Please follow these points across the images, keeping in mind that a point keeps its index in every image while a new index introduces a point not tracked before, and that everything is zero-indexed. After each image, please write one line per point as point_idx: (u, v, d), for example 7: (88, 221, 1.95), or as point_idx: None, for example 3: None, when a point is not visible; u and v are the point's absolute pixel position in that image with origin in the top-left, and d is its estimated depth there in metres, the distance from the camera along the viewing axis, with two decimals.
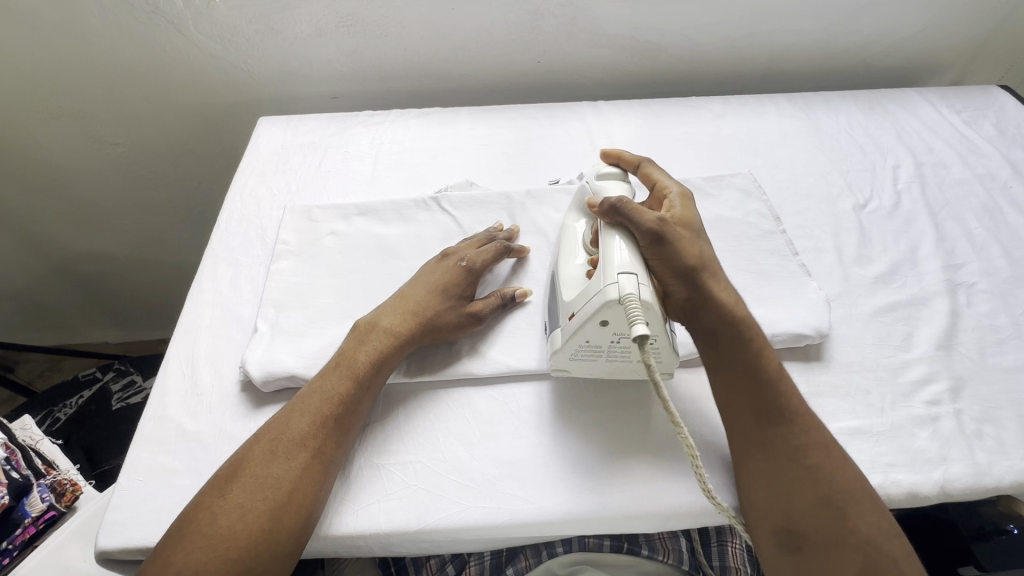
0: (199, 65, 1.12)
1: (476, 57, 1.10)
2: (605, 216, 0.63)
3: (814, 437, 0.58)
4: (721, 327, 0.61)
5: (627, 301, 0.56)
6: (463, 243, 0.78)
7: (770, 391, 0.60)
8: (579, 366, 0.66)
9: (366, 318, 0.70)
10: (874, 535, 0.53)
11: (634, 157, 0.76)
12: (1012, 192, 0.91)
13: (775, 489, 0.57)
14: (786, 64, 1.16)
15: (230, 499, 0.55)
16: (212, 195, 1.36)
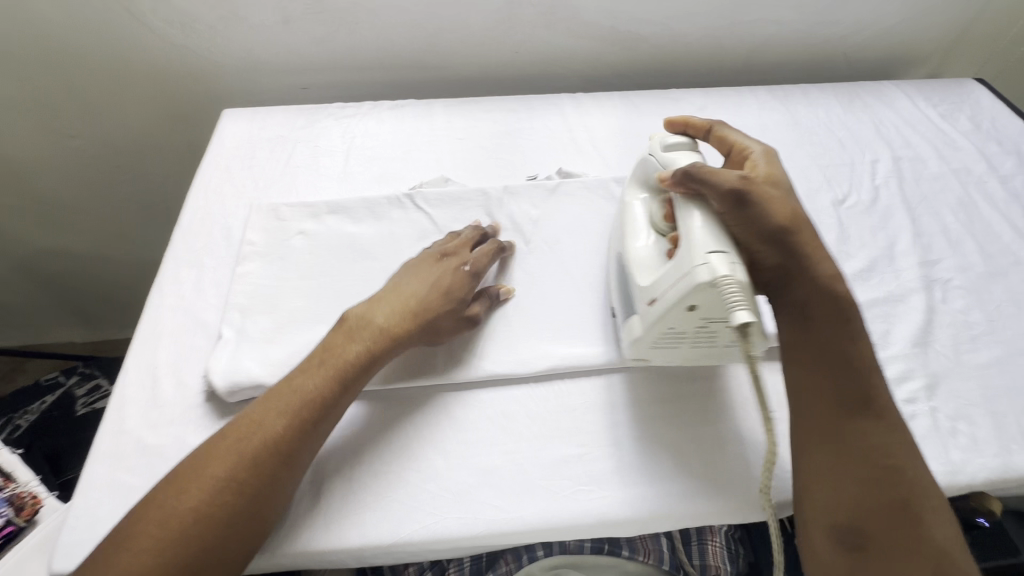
0: (158, 53, 1.06)
1: (451, 47, 1.06)
2: (676, 184, 0.62)
3: (896, 437, 0.55)
4: (824, 298, 0.60)
5: (720, 284, 0.54)
6: (455, 241, 0.75)
7: (861, 381, 0.57)
8: (660, 351, 0.64)
9: (358, 309, 0.67)
10: (948, 548, 0.51)
11: (705, 122, 0.73)
12: (987, 187, 0.91)
13: (843, 485, 0.54)
14: (767, 55, 1.15)
15: (183, 502, 0.52)
16: (178, 188, 1.30)
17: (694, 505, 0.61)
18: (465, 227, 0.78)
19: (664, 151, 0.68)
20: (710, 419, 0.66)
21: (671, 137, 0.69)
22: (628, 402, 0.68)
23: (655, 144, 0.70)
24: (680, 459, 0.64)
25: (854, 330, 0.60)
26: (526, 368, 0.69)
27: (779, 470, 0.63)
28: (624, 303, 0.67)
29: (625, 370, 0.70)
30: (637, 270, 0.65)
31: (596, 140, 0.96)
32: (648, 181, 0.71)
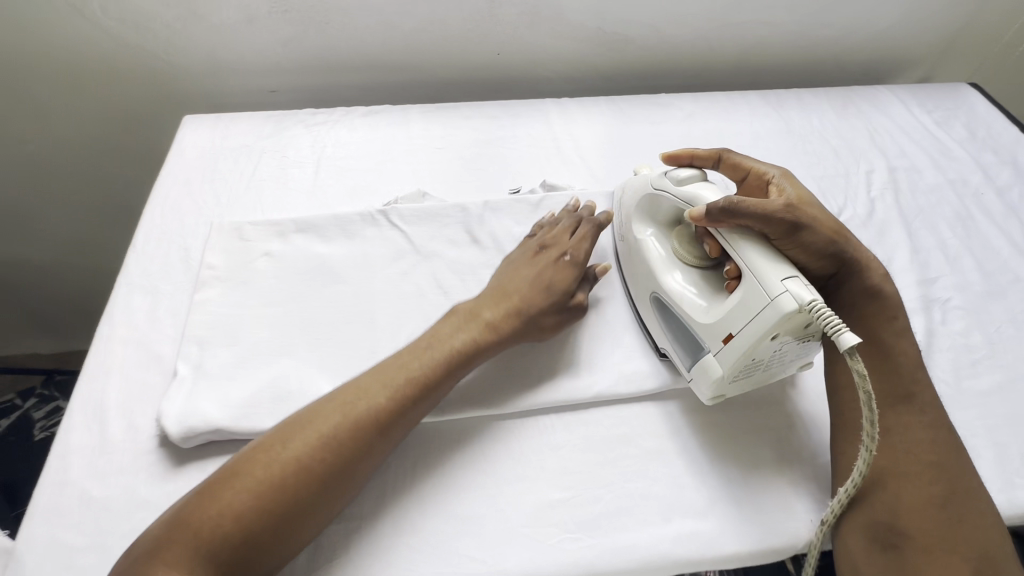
0: (111, 53, 0.98)
1: (429, 48, 1.00)
2: (717, 223, 0.59)
3: (944, 437, 0.57)
4: (868, 299, 0.62)
5: (812, 309, 0.53)
6: (555, 231, 0.73)
7: (907, 378, 0.59)
8: (736, 387, 0.62)
9: (468, 303, 0.67)
10: (990, 553, 0.52)
11: (710, 151, 0.71)
12: (983, 198, 0.89)
13: (889, 483, 0.55)
14: (758, 57, 1.10)
15: (273, 463, 0.51)
16: (140, 191, 1.20)
17: (688, 552, 0.57)
18: (544, 220, 0.76)
19: (678, 186, 0.65)
20: (703, 456, 0.63)
21: (679, 171, 0.67)
22: (617, 438, 0.63)
23: (659, 176, 0.68)
24: (671, 501, 0.60)
25: (900, 327, 0.61)
26: (508, 404, 0.64)
27: (774, 512, 0.60)
28: (681, 343, 0.65)
29: (613, 402, 0.66)
30: (691, 308, 0.63)
31: (582, 150, 0.91)
32: (658, 214, 0.70)
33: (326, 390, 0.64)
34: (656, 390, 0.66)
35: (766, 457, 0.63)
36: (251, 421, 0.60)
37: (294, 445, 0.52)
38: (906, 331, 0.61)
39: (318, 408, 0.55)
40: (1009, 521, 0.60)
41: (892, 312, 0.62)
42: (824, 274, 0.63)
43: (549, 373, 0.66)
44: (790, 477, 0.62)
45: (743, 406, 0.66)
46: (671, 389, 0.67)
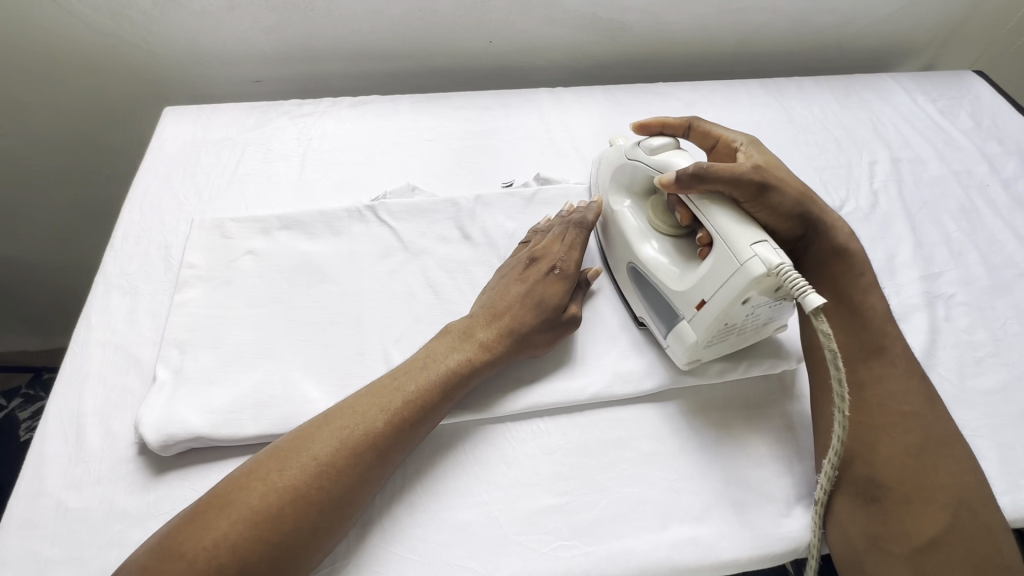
0: (87, 41, 0.94)
1: (418, 36, 0.96)
2: (688, 187, 0.60)
3: (917, 387, 0.58)
4: (835, 259, 0.63)
5: (780, 272, 0.52)
6: (546, 240, 0.70)
7: (878, 332, 0.60)
8: (712, 351, 0.62)
9: (461, 320, 0.65)
10: (968, 497, 0.52)
11: (679, 120, 0.70)
12: (988, 190, 0.87)
13: (868, 435, 0.56)
14: (759, 44, 1.07)
15: (265, 489, 0.49)
16: (120, 180, 1.15)
17: (686, 559, 0.55)
18: (539, 227, 0.73)
19: (651, 156, 0.66)
20: (701, 459, 0.61)
21: (651, 139, 0.67)
22: (612, 441, 0.62)
23: (632, 147, 0.69)
24: (668, 506, 0.58)
25: (867, 285, 0.62)
26: (499, 407, 0.62)
27: (773, 518, 0.58)
28: (657, 310, 0.65)
29: (608, 404, 0.64)
30: (664, 275, 0.63)
31: (576, 142, 0.89)
32: (631, 185, 0.71)
33: (311, 394, 0.62)
34: (654, 391, 0.64)
35: (764, 459, 0.61)
36: (232, 428, 0.58)
37: (289, 472, 0.50)
38: (873, 288, 0.62)
39: (314, 429, 0.54)
40: (1014, 524, 0.58)
41: (858, 270, 0.62)
42: (793, 236, 0.63)
43: (542, 375, 0.64)
44: (791, 480, 0.60)
45: (742, 407, 0.65)
46: (668, 390, 0.65)
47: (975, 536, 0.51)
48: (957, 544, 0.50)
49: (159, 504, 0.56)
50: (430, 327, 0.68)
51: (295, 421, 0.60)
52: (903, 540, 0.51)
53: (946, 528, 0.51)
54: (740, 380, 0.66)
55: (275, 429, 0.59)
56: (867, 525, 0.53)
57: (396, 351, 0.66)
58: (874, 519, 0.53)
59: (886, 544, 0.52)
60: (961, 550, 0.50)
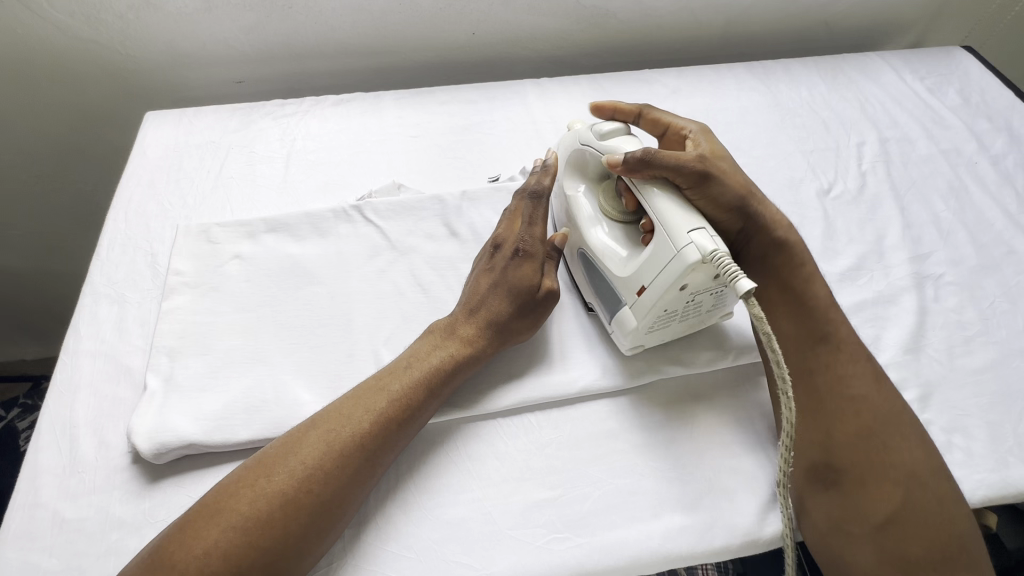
0: (65, 48, 0.93)
1: (399, 30, 0.95)
2: (634, 172, 0.60)
3: (862, 369, 0.59)
4: (774, 250, 0.63)
5: (714, 258, 0.53)
6: (508, 223, 0.68)
7: (820, 318, 0.61)
8: (653, 337, 0.63)
9: (442, 320, 0.65)
10: (918, 470, 0.54)
11: (632, 106, 0.71)
12: (977, 168, 0.86)
13: (821, 422, 0.57)
14: (746, 26, 1.06)
15: (251, 497, 0.50)
16: (107, 186, 1.15)
17: (679, 548, 0.56)
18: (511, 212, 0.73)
19: (601, 140, 0.66)
20: (692, 448, 0.61)
21: (602, 124, 0.67)
22: (602, 433, 0.62)
23: (585, 131, 0.68)
24: (660, 496, 0.58)
25: (809, 273, 0.63)
26: (489, 404, 0.62)
27: (765, 504, 0.58)
28: (603, 298, 0.66)
29: (598, 395, 0.64)
30: (611, 261, 0.63)
31: (561, 133, 0.88)
32: (586, 168, 0.70)
33: (302, 397, 0.62)
34: (645, 381, 0.65)
35: (756, 444, 0.62)
36: (225, 434, 0.59)
37: (278, 477, 0.51)
38: (816, 277, 0.63)
39: (301, 434, 0.54)
40: (1002, 501, 0.59)
41: (799, 259, 0.63)
42: (734, 229, 0.64)
43: (530, 369, 0.65)
44: None
45: (731, 394, 0.65)
46: (659, 380, 0.65)
47: (927, 511, 0.52)
48: (913, 520, 0.52)
49: (155, 512, 0.56)
50: (420, 326, 0.68)
51: (287, 424, 0.60)
52: (862, 519, 0.53)
53: (900, 505, 0.52)
54: (730, 368, 0.66)
55: (267, 434, 0.59)
56: (829, 507, 0.54)
57: (386, 350, 0.66)
58: (834, 501, 0.54)
59: (847, 524, 0.53)
60: (916, 525, 0.52)
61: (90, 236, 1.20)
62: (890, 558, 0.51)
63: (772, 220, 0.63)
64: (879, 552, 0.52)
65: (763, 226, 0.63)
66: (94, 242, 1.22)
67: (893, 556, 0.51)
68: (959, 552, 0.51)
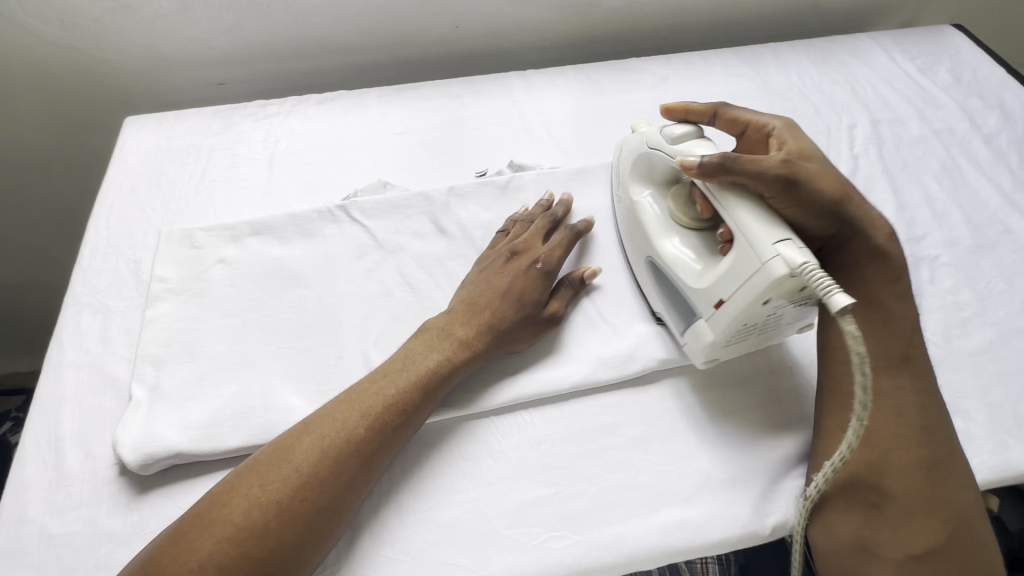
0: (41, 55, 0.91)
1: (380, 26, 0.93)
2: (711, 177, 0.56)
3: (933, 401, 0.55)
4: (863, 260, 0.58)
5: (804, 271, 0.49)
6: (527, 235, 0.68)
7: (903, 342, 0.56)
8: (728, 351, 0.59)
9: (438, 318, 0.63)
10: (967, 512, 0.51)
11: (705, 105, 0.67)
12: (970, 147, 0.85)
13: (878, 446, 0.53)
14: (733, 12, 1.04)
15: (241, 508, 0.49)
16: (89, 194, 1.13)
17: (677, 542, 0.55)
18: (517, 216, 0.72)
19: (674, 144, 0.62)
20: (690, 440, 0.60)
21: (674, 127, 0.64)
22: (598, 428, 0.61)
23: (654, 134, 0.65)
24: (658, 490, 0.58)
25: (900, 290, 0.58)
26: (484, 403, 0.61)
27: (765, 495, 0.58)
28: (673, 307, 0.62)
29: (594, 391, 0.63)
30: (684, 272, 0.60)
31: (549, 125, 0.86)
32: (652, 174, 0.67)
33: (292, 402, 0.61)
34: (642, 373, 0.63)
35: (755, 434, 0.61)
36: (213, 442, 0.58)
37: (271, 486, 0.50)
38: (906, 295, 0.58)
39: (294, 440, 0.53)
40: (1002, 482, 0.58)
41: (891, 273, 0.58)
42: (822, 236, 0.58)
43: (525, 366, 0.63)
44: (781, 455, 0.60)
45: (729, 384, 0.64)
46: (654, 372, 0.64)
47: (965, 549, 0.50)
48: (950, 557, 0.49)
49: (144, 524, 0.55)
50: (410, 326, 0.67)
51: (276, 430, 0.59)
52: (895, 547, 0.50)
53: (940, 542, 0.50)
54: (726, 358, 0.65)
55: (256, 440, 0.58)
56: (860, 529, 0.52)
57: (376, 352, 0.65)
58: (868, 523, 0.52)
59: (876, 548, 0.51)
60: (950, 562, 0.49)
61: (75, 245, 1.18)
62: None
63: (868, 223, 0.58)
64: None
65: (860, 231, 0.58)
66: (77, 251, 1.19)
67: None
68: None
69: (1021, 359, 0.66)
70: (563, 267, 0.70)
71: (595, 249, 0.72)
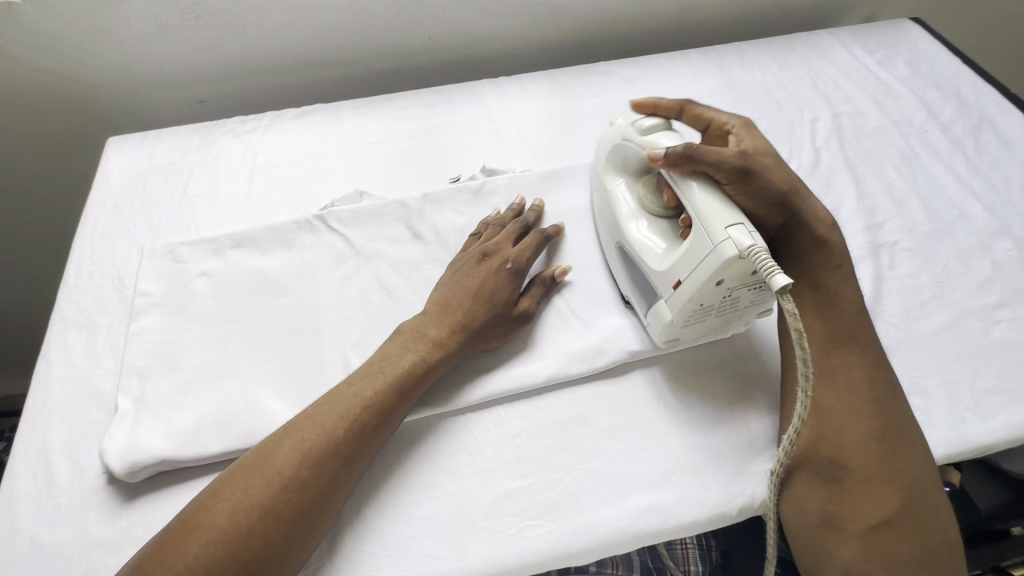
0: (24, 82, 0.94)
1: (354, 39, 0.96)
2: (676, 167, 0.59)
3: (883, 376, 0.57)
4: (812, 248, 0.62)
5: (751, 253, 0.52)
6: (500, 237, 0.70)
7: (848, 321, 0.59)
8: (689, 330, 0.62)
9: (413, 320, 0.65)
10: (921, 480, 0.53)
11: (672, 102, 0.69)
12: (928, 136, 0.88)
13: (834, 422, 0.55)
14: (698, 13, 1.07)
15: (226, 512, 0.50)
16: (72, 213, 1.14)
17: (648, 525, 0.57)
18: (488, 220, 0.74)
19: (643, 135, 0.65)
20: (659, 429, 0.62)
21: (643, 120, 0.66)
22: (571, 420, 0.63)
23: (627, 128, 0.68)
24: (629, 477, 0.60)
25: (845, 274, 0.61)
26: (460, 400, 0.63)
27: (733, 477, 0.60)
28: (640, 290, 0.66)
29: (567, 385, 0.65)
30: (648, 255, 0.63)
31: (520, 130, 0.89)
32: (625, 164, 0.69)
33: (273, 406, 0.63)
34: (613, 365, 0.66)
35: (723, 419, 0.63)
36: (197, 448, 0.60)
37: (255, 489, 0.52)
38: (850, 278, 0.61)
39: (276, 443, 0.55)
40: (960, 456, 0.61)
41: (835, 261, 0.61)
42: (773, 226, 0.61)
43: (500, 363, 0.65)
44: (748, 439, 0.62)
45: (697, 373, 0.66)
46: (624, 364, 0.66)
47: (923, 516, 0.52)
48: (908, 524, 0.52)
49: (132, 530, 0.57)
50: (387, 329, 0.69)
51: (258, 435, 0.61)
52: (858, 518, 0.53)
53: (898, 511, 0.52)
54: (693, 348, 0.67)
55: (239, 445, 0.60)
56: (825, 502, 0.54)
57: (354, 355, 0.67)
58: (831, 497, 0.54)
59: (842, 521, 0.53)
60: (910, 531, 0.51)
61: (60, 264, 1.19)
62: (877, 558, 0.51)
63: (815, 214, 0.62)
64: (866, 551, 0.52)
65: (807, 222, 0.61)
66: (60, 269, 1.20)
67: (881, 558, 0.51)
68: (947, 562, 0.51)
69: (978, 337, 0.68)
70: (535, 266, 0.72)
71: (565, 248, 0.74)
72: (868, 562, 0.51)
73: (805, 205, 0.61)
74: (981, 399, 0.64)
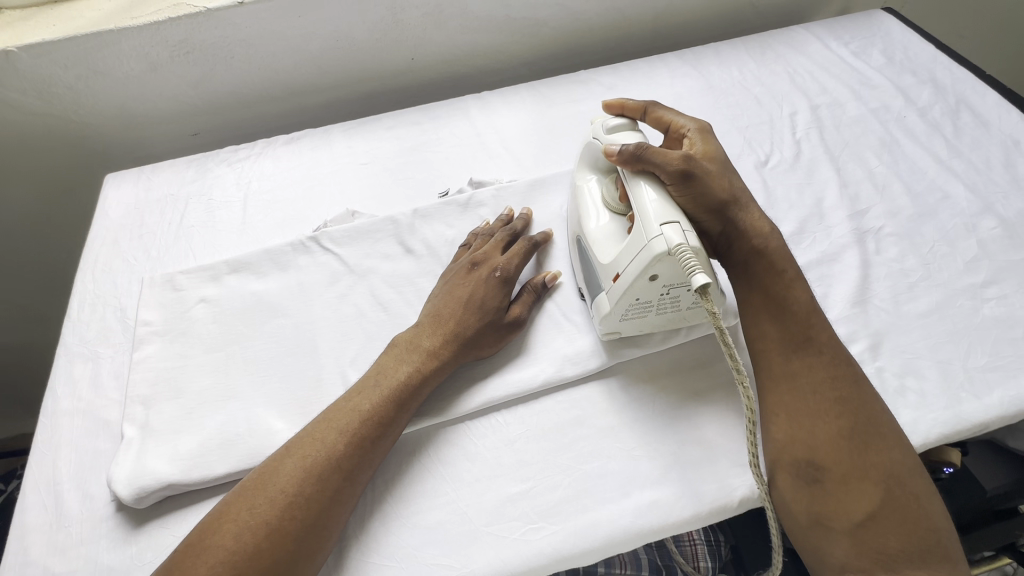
0: (25, 127, 0.96)
1: (339, 65, 0.99)
2: (626, 164, 0.62)
3: (845, 372, 0.58)
4: (768, 253, 0.62)
5: (678, 252, 0.54)
6: (488, 246, 0.72)
7: (806, 322, 0.59)
8: (630, 324, 0.65)
9: (407, 332, 0.66)
10: (897, 471, 0.53)
11: (638, 103, 0.71)
12: (907, 122, 0.89)
13: (803, 424, 0.56)
14: (675, 17, 1.10)
15: (231, 533, 0.51)
16: (75, 247, 1.17)
17: (649, 522, 0.58)
18: (477, 230, 0.76)
19: (607, 134, 0.67)
20: (656, 425, 0.63)
21: (610, 119, 0.68)
22: (568, 421, 0.64)
23: (595, 126, 0.69)
24: (629, 475, 0.60)
25: (793, 277, 0.62)
26: (456, 408, 0.64)
27: (729, 469, 0.60)
28: (590, 283, 0.68)
29: (562, 388, 0.66)
30: (598, 249, 0.65)
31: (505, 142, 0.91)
32: (596, 162, 0.71)
33: (275, 425, 0.64)
34: (603, 365, 0.66)
35: (718, 412, 0.64)
36: (202, 471, 0.61)
37: (259, 510, 0.52)
38: (798, 280, 0.62)
39: (277, 463, 0.56)
40: (956, 434, 0.61)
41: (779, 265, 0.62)
42: (713, 230, 0.63)
43: (495, 369, 0.66)
44: (745, 430, 0.63)
45: (689, 368, 0.67)
46: (618, 364, 0.67)
47: (907, 507, 0.52)
48: (893, 518, 0.52)
49: (142, 555, 0.58)
50: (383, 343, 0.70)
51: (262, 454, 0.62)
52: (843, 517, 0.53)
53: (880, 505, 0.52)
54: (686, 344, 0.68)
55: (243, 465, 0.61)
56: (811, 505, 0.54)
57: (352, 370, 0.68)
58: (815, 499, 0.54)
59: (829, 522, 0.53)
60: (897, 523, 0.51)
61: (65, 299, 1.21)
62: (868, 555, 0.51)
63: (755, 224, 0.63)
64: (857, 548, 0.52)
65: (745, 232, 0.62)
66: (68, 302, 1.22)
67: (871, 553, 0.51)
68: (936, 548, 0.51)
69: (967, 317, 0.69)
70: (525, 271, 0.73)
71: (554, 254, 0.76)
72: (861, 558, 0.52)
73: (744, 216, 0.63)
74: (975, 376, 0.64)
